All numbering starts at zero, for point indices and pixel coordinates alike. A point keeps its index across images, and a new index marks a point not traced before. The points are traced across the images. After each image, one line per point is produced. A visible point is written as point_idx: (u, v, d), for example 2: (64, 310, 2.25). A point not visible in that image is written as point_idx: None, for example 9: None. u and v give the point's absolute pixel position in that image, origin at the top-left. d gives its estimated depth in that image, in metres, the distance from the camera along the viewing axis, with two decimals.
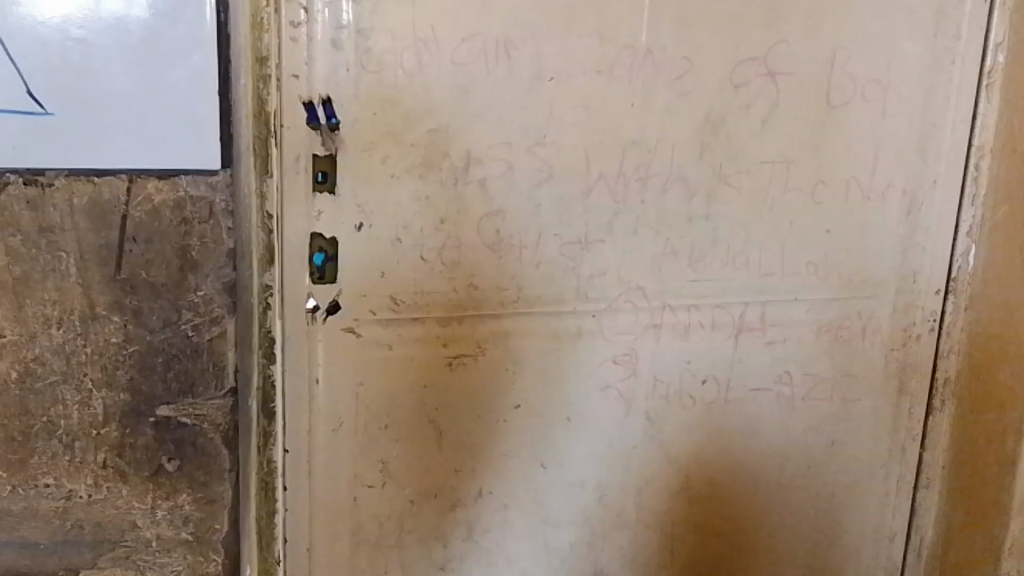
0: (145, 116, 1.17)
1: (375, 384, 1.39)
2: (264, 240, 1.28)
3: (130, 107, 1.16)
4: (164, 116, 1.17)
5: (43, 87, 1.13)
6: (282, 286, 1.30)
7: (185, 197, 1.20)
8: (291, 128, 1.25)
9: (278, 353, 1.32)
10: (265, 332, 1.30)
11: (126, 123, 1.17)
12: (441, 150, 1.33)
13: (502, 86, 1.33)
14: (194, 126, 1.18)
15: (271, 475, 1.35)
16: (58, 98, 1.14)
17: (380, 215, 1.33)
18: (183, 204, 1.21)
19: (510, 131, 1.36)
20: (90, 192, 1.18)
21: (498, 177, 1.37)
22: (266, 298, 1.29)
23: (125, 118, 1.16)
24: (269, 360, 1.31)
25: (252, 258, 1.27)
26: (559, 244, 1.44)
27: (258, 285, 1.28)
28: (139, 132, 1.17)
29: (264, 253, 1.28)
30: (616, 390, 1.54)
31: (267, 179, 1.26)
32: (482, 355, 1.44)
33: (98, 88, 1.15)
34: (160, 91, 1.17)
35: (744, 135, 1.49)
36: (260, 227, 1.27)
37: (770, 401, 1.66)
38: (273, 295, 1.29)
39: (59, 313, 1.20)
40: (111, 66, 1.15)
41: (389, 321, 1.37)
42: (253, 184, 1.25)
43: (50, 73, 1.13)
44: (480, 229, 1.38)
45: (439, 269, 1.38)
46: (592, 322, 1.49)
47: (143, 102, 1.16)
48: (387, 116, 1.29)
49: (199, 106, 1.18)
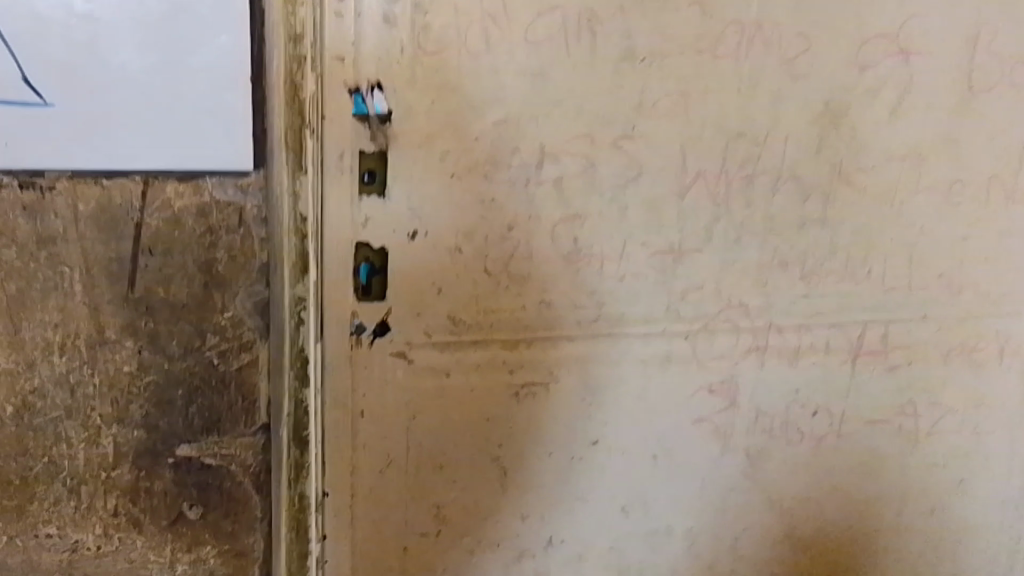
0: (163, 108, 0.99)
1: (429, 419, 1.20)
2: (297, 245, 1.06)
3: (147, 98, 0.98)
4: (186, 108, 0.99)
5: (41, 73, 0.95)
6: (320, 297, 1.09)
7: (211, 202, 1.04)
8: (334, 120, 1.04)
9: (313, 375, 1.11)
10: (298, 350, 1.09)
11: (142, 116, 0.98)
12: (510, 144, 1.11)
13: (583, 69, 1.11)
14: (221, 119, 1.01)
15: (303, 513, 1.15)
16: (59, 87, 0.96)
17: (437, 222, 1.12)
18: (208, 211, 1.04)
19: (592, 122, 1.14)
20: (98, 196, 1.01)
21: (578, 177, 1.15)
22: (299, 312, 1.08)
23: (140, 110, 0.98)
24: (303, 382, 1.10)
25: (284, 266, 1.06)
26: (649, 254, 1.22)
27: (289, 298, 1.07)
28: (157, 126, 0.99)
29: (299, 260, 1.06)
30: (709, 424, 1.35)
31: (300, 176, 1.04)
32: (555, 384, 1.25)
33: (108, 74, 0.97)
34: (182, 78, 0.99)
35: (870, 126, 1.25)
36: (292, 230, 1.05)
37: (889, 435, 1.43)
38: (308, 308, 1.08)
39: (62, 338, 1.04)
40: (123, 48, 0.96)
41: (447, 344, 1.18)
42: (287, 181, 1.03)
43: (49, 57, 0.95)
44: (555, 238, 1.17)
45: (505, 284, 1.17)
46: (684, 344, 1.29)
47: (163, 91, 0.98)
48: (447, 105, 1.08)
49: (227, 95, 1.00)
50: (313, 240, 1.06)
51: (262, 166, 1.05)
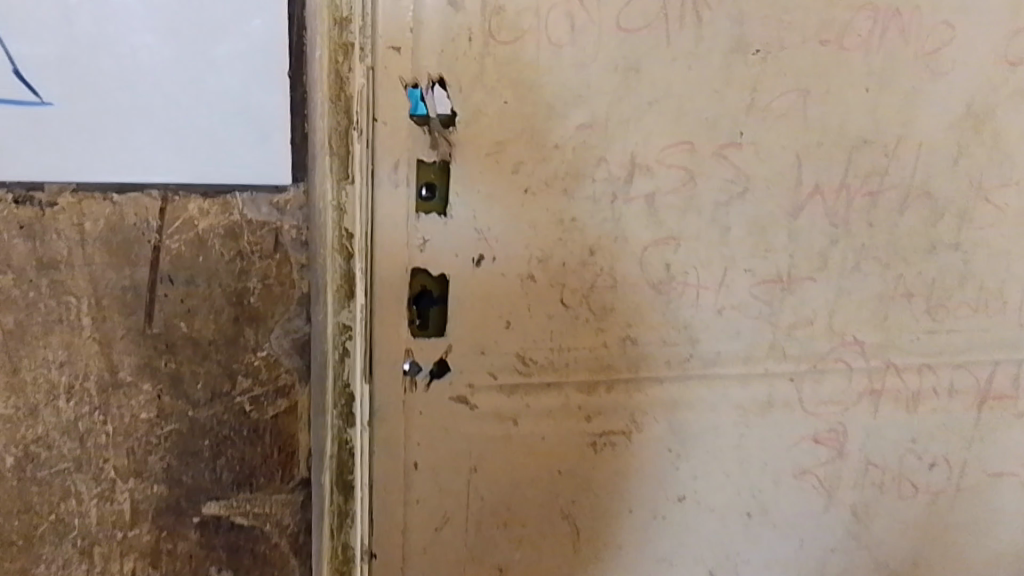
0: (186, 109, 0.84)
1: (493, 471, 1.04)
2: (343, 267, 0.91)
3: (167, 97, 0.83)
4: (213, 110, 0.84)
5: (37, 65, 0.80)
6: (367, 324, 0.93)
7: (241, 222, 0.88)
8: (388, 124, 0.88)
9: (359, 414, 0.95)
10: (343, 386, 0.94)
11: (160, 119, 0.83)
12: (596, 153, 0.95)
13: (684, 64, 0.94)
14: (255, 126, 0.85)
15: (348, 567, 0.98)
16: (62, 81, 0.80)
17: (507, 246, 0.95)
18: (238, 232, 0.89)
19: (692, 128, 0.97)
20: (109, 213, 0.85)
21: (673, 192, 0.99)
22: (343, 342, 0.91)
23: (159, 112, 0.83)
24: (348, 422, 0.95)
25: (326, 294, 0.91)
26: (751, 283, 1.06)
27: (333, 327, 0.91)
28: (178, 131, 0.84)
29: (344, 284, 0.91)
30: (812, 478, 1.16)
31: (346, 185, 0.89)
32: (637, 433, 1.08)
33: (120, 68, 0.81)
34: (207, 74, 0.83)
35: (1016, 132, 1.05)
36: (337, 250, 0.91)
37: (1017, 492, 1.23)
38: (354, 339, 0.92)
39: (69, 379, 0.88)
40: (137, 36, 0.81)
41: (515, 387, 1.02)
42: (331, 193, 0.89)
43: (48, 46, 0.79)
44: (645, 265, 1.01)
45: (584, 318, 1.01)
46: (789, 388, 1.11)
47: (185, 89, 0.83)
48: (524, 107, 0.91)
49: (260, 94, 0.85)
50: (361, 261, 0.91)
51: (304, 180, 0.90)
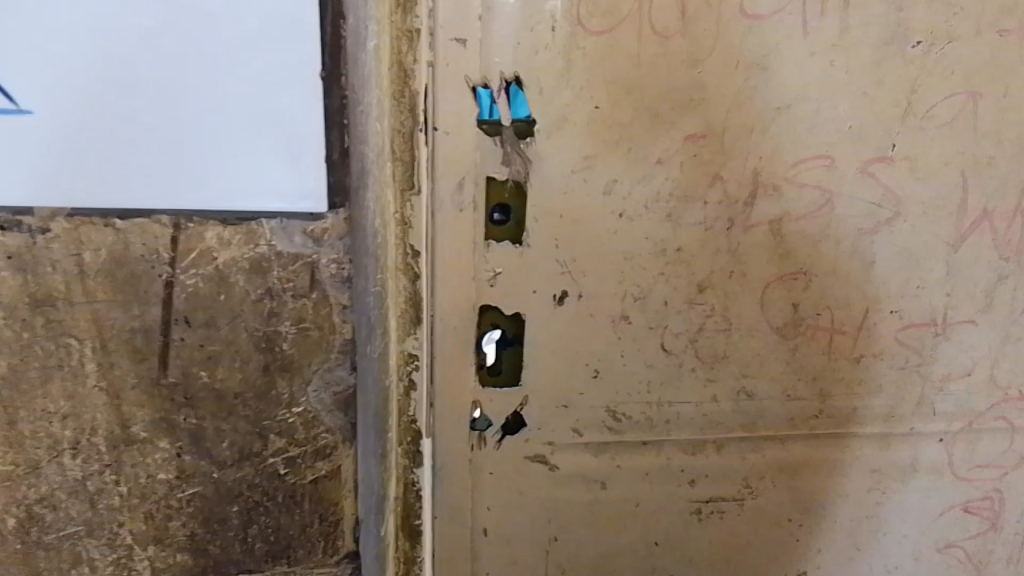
0: (195, 118, 0.67)
1: (575, 541, 0.90)
2: (408, 289, 0.79)
3: (170, 104, 0.67)
4: (227, 119, 0.68)
5: (12, 68, 0.65)
6: (431, 356, 0.81)
7: (268, 253, 0.72)
8: (450, 134, 0.73)
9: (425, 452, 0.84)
10: (408, 421, 0.83)
11: (164, 130, 0.67)
12: (710, 170, 0.77)
13: (825, 59, 0.75)
14: (280, 136, 0.69)
15: None
16: (40, 85, 0.65)
17: (596, 280, 0.80)
18: (266, 266, 0.73)
19: (832, 138, 0.78)
20: (111, 242, 0.70)
21: (805, 217, 0.81)
22: (409, 373, 0.82)
23: (161, 121, 0.67)
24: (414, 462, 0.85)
25: (390, 322, 0.79)
26: (898, 328, 0.87)
27: (396, 357, 0.81)
28: (186, 145, 0.68)
29: (409, 310, 0.80)
30: (957, 551, 0.97)
31: (411, 197, 0.76)
32: (751, 500, 0.92)
33: (110, 69, 0.65)
34: (218, 74, 0.66)
35: None
36: (401, 270, 0.78)
37: None
38: (420, 369, 0.82)
39: (74, 434, 0.75)
40: (125, 26, 0.64)
41: (603, 446, 0.86)
42: (394, 205, 0.76)
43: (19, 41, 0.64)
44: (767, 302, 0.84)
45: (689, 367, 0.85)
46: (936, 450, 0.92)
47: (192, 93, 0.67)
48: (621, 113, 0.74)
49: (289, 97, 0.68)
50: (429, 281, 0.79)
51: (346, 205, 0.72)
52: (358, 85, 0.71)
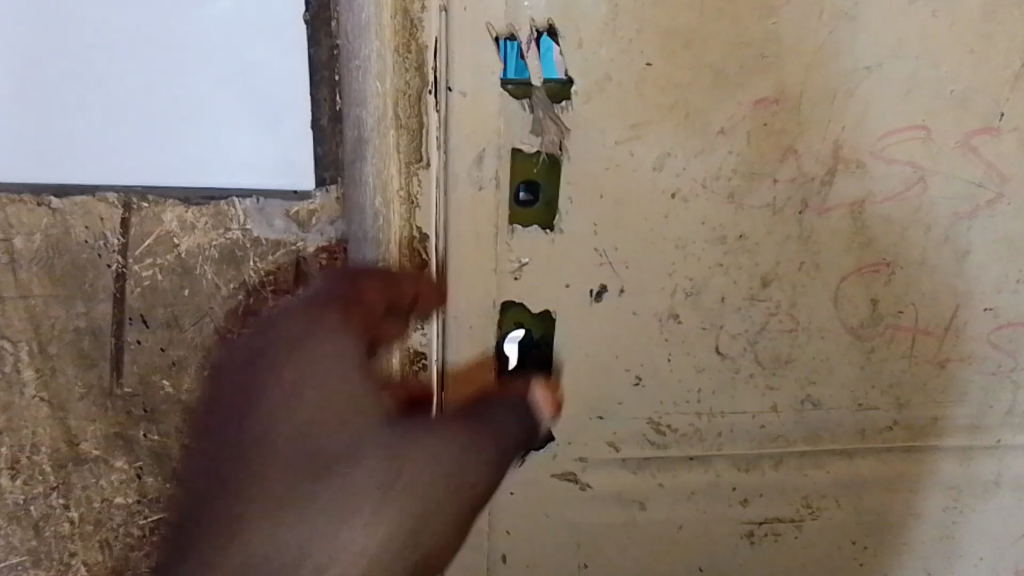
0: (150, 83, 0.62)
1: (608, 566, 0.78)
2: None
3: (118, 70, 0.61)
4: (182, 84, 0.62)
5: None
6: (443, 356, 0.68)
7: (243, 241, 0.68)
8: (468, 96, 0.60)
9: None
10: None
11: (113, 96, 0.62)
12: (782, 142, 0.64)
13: (926, 9, 0.62)
14: (237, 104, 0.63)
15: None
16: None
17: (640, 273, 0.67)
18: (241, 258, 0.68)
19: (929, 104, 0.65)
20: (47, 224, 0.67)
21: (891, 199, 0.67)
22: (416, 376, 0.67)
23: (111, 87, 0.62)
24: None
25: None
26: (992, 329, 0.74)
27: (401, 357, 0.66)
28: (144, 115, 0.63)
29: None
30: None
31: (419, 171, 0.62)
32: (812, 521, 0.80)
33: (41, 33, 0.60)
34: (166, 37, 0.61)
35: None
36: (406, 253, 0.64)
37: None
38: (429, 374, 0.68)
39: (13, 451, 0.72)
40: None
41: (643, 462, 0.75)
42: (398, 177, 0.62)
43: None
44: (841, 299, 0.71)
45: (746, 373, 0.72)
46: None
47: (141, 57, 0.61)
48: (677, 73, 0.61)
49: (248, 58, 0.62)
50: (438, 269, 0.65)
51: (336, 181, 0.67)
52: (350, 37, 0.61)
